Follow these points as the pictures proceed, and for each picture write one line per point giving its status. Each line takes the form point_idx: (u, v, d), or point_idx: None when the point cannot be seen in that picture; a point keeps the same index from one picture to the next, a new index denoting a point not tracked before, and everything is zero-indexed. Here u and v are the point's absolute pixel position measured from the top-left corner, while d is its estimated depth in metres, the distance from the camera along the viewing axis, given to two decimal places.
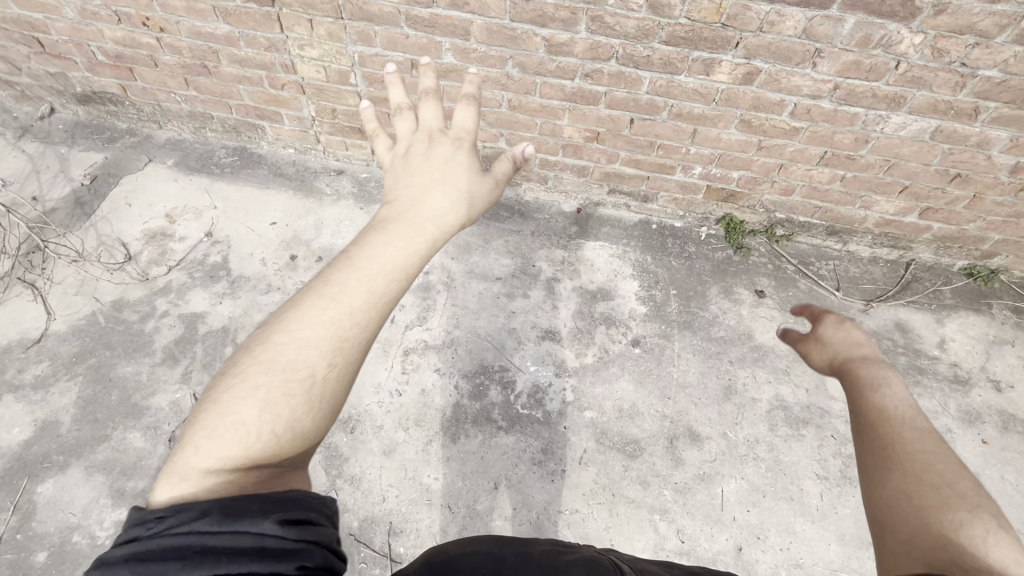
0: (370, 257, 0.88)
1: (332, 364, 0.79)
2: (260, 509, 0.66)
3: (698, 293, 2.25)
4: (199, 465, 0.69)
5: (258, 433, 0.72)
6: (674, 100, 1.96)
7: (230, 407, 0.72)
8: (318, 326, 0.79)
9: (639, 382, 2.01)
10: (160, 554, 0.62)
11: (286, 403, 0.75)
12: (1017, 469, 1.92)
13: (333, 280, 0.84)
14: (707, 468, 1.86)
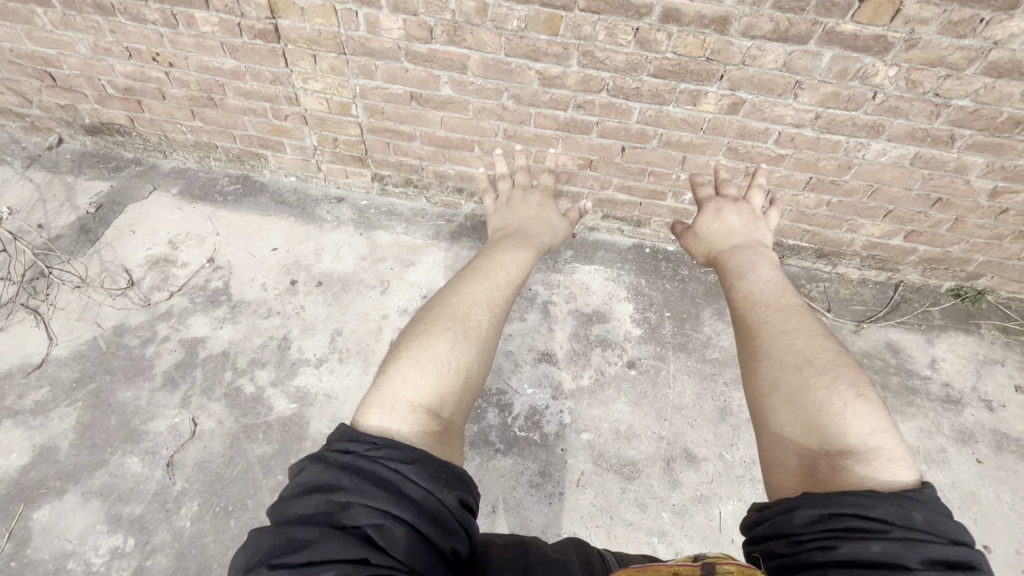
0: (488, 273, 1.38)
1: (480, 339, 1.21)
2: (440, 482, 0.90)
3: (691, 315, 2.29)
4: (405, 397, 1.02)
5: (449, 363, 1.11)
6: (663, 129, 2.04)
7: (430, 346, 1.12)
8: (471, 303, 1.26)
9: (635, 404, 2.03)
10: (372, 478, 0.88)
11: (460, 343, 1.15)
12: (1013, 489, 1.93)
13: (469, 283, 1.33)
14: (704, 489, 1.86)
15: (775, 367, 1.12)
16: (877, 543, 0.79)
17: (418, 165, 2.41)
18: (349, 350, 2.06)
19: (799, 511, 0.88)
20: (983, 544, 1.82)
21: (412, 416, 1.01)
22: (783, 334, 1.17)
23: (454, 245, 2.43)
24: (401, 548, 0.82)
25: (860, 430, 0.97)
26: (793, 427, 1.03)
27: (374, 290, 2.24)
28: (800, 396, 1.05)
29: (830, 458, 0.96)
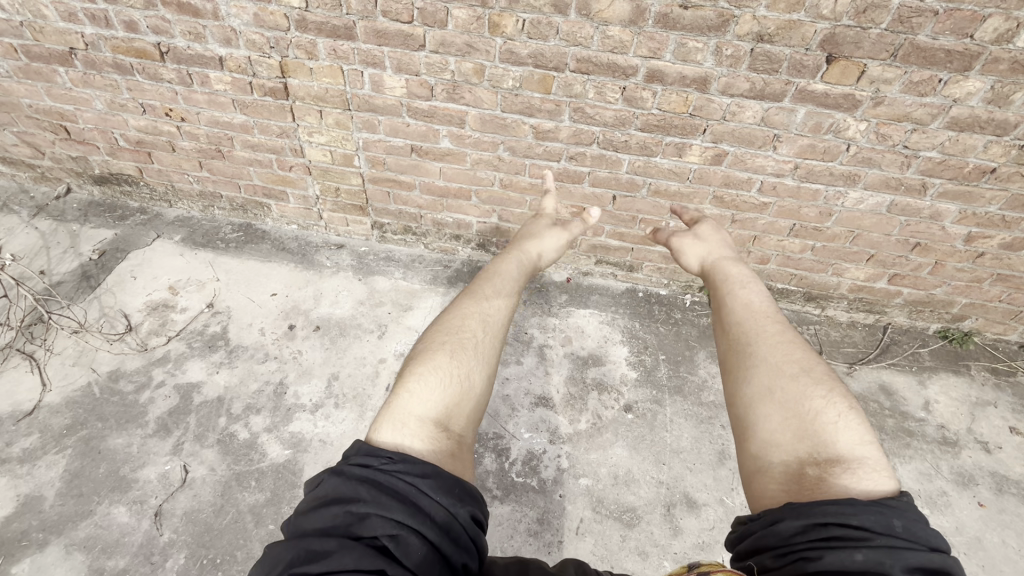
0: (491, 290, 1.40)
1: (487, 352, 1.22)
2: (455, 497, 0.92)
3: (686, 358, 2.31)
4: (415, 413, 1.04)
5: (458, 376, 1.12)
6: (652, 179, 2.14)
7: (436, 359, 1.14)
8: (477, 317, 1.28)
9: (633, 448, 2.02)
10: (389, 490, 0.89)
11: (469, 357, 1.17)
12: (1018, 533, 1.90)
13: (473, 300, 1.35)
14: (707, 536, 1.82)
15: (757, 377, 1.16)
16: (859, 552, 0.82)
17: (417, 213, 2.49)
18: (345, 395, 2.05)
19: (784, 522, 0.91)
20: None
21: (425, 430, 1.02)
22: (762, 345, 1.22)
23: (451, 289, 2.47)
24: (417, 561, 0.82)
25: (846, 441, 1.02)
26: (782, 435, 1.06)
27: (372, 334, 2.26)
28: (784, 405, 1.09)
29: (819, 468, 0.99)
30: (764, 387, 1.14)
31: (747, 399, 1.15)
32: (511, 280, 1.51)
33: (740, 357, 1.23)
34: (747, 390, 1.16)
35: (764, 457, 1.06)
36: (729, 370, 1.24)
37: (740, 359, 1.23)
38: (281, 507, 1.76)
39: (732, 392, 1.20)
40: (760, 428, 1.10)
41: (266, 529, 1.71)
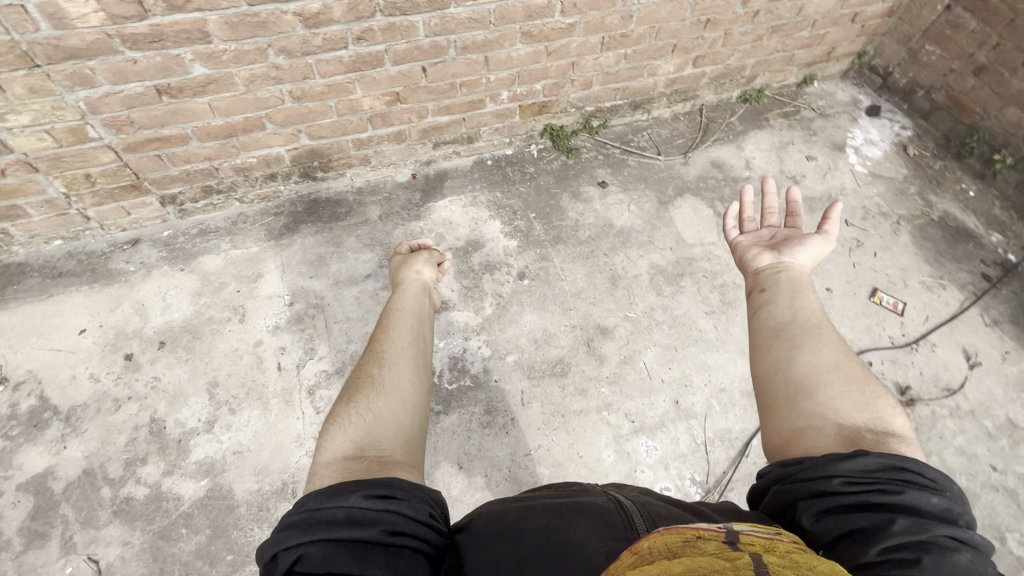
0: (398, 322, 1.34)
1: (401, 378, 1.14)
2: (346, 492, 0.87)
3: (553, 207, 2.36)
4: (328, 456, 0.98)
5: (369, 410, 1.06)
6: (454, 36, 1.92)
7: (347, 403, 1.08)
8: (388, 351, 1.21)
9: (540, 309, 2.10)
10: (287, 522, 0.85)
11: (381, 392, 1.10)
12: (830, 237, 2.39)
13: (382, 336, 1.27)
14: (626, 351, 2.03)
15: (821, 350, 1.04)
16: (934, 497, 0.80)
17: (210, 167, 2.05)
18: (237, 396, 1.82)
19: (861, 457, 0.85)
20: (826, 287, 2.25)
21: (341, 467, 0.95)
22: (826, 327, 1.09)
23: (295, 236, 2.17)
24: (332, 557, 0.79)
25: (900, 421, 0.95)
26: (844, 405, 0.95)
27: (232, 322, 1.96)
28: (846, 378, 0.99)
29: (876, 433, 0.92)
30: (826, 359, 1.02)
31: (805, 365, 1.02)
32: (417, 306, 1.45)
33: (800, 330, 1.09)
34: (805, 359, 1.03)
35: (818, 414, 0.95)
36: (783, 336, 1.09)
37: (790, 332, 1.09)
38: (231, 534, 1.61)
39: (781, 356, 1.06)
40: (822, 393, 0.97)
41: (226, 561, 1.57)
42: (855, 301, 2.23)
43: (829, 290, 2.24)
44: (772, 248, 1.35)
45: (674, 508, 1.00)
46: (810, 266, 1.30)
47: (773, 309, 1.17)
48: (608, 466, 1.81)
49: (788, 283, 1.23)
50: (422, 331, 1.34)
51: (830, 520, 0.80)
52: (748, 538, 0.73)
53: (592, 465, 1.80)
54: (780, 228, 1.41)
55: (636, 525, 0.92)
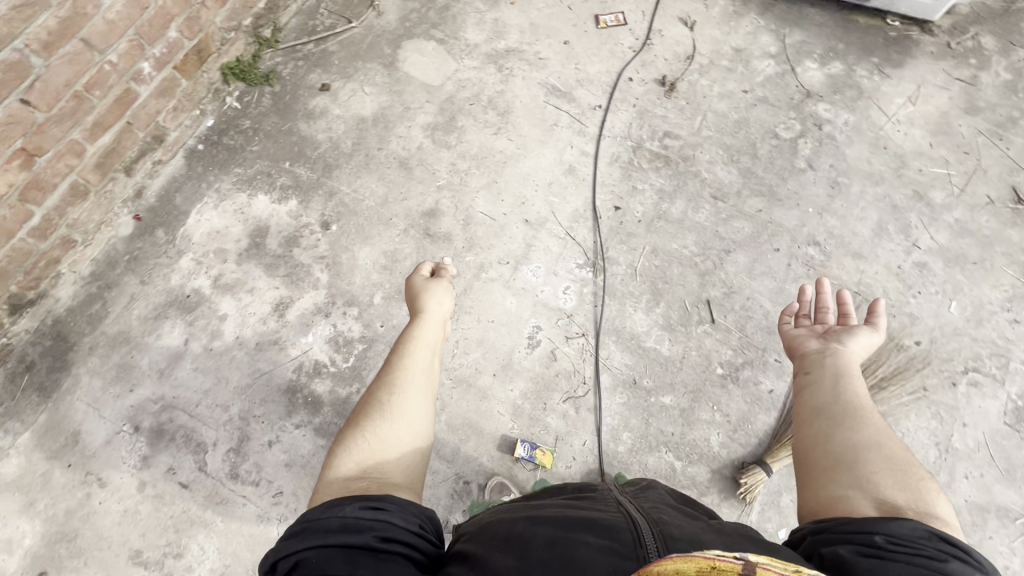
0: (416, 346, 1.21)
1: (414, 412, 1.09)
2: (340, 505, 0.89)
3: (299, 141, 2.15)
4: (335, 476, 0.99)
5: (379, 437, 1.04)
6: (17, 40, 1.50)
7: (361, 423, 1.06)
8: (406, 381, 1.13)
9: (366, 239, 2.00)
10: (289, 533, 0.87)
11: (396, 421, 1.07)
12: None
13: (399, 360, 1.18)
14: (461, 214, 2.04)
15: (868, 428, 0.96)
16: (980, 573, 0.76)
17: None
18: (170, 541, 1.62)
19: (906, 521, 0.81)
20: (564, 42, 2.36)
21: (347, 487, 0.97)
22: (872, 411, 1.00)
23: (74, 368, 1.78)
24: (329, 561, 0.81)
25: (946, 507, 0.87)
26: (887, 484, 0.88)
27: (94, 491, 1.66)
28: (891, 458, 0.91)
29: (917, 513, 0.84)
30: (872, 435, 0.95)
31: (849, 442, 0.95)
32: (436, 321, 1.28)
33: (844, 409, 1.01)
34: (850, 438, 0.95)
35: (860, 488, 0.88)
36: (823, 417, 1.01)
37: (837, 412, 1.01)
38: None
39: (821, 432, 0.99)
40: (863, 466, 0.91)
41: None
42: (591, 36, 2.37)
43: (567, 43, 2.35)
44: (818, 332, 1.21)
45: (686, 522, 0.93)
46: (861, 353, 1.14)
47: (815, 391, 1.08)
48: (517, 309, 1.89)
49: (835, 364, 1.10)
50: (434, 361, 1.21)
51: (866, 561, 0.76)
52: (765, 572, 0.64)
53: (505, 319, 1.88)
54: (824, 309, 1.25)
55: (645, 539, 0.85)
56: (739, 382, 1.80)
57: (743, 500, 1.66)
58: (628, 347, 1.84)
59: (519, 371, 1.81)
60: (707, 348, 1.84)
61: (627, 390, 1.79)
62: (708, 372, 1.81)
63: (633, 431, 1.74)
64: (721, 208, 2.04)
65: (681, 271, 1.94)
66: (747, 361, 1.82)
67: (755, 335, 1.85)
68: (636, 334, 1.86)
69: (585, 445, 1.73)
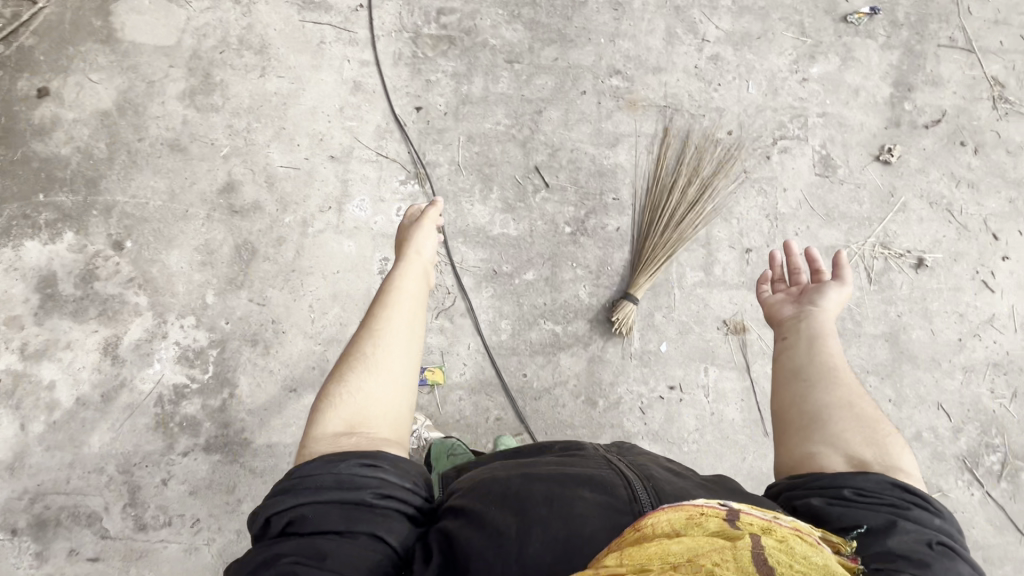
0: (402, 294, 1.08)
1: (400, 364, 0.98)
2: (333, 467, 0.84)
3: (48, 173, 1.80)
4: (322, 432, 0.91)
5: (364, 392, 0.94)
6: None
7: (347, 376, 0.95)
8: (392, 332, 1.01)
9: (170, 242, 1.79)
10: (284, 484, 0.85)
11: (383, 375, 0.96)
12: None
13: (381, 310, 1.04)
14: (260, 176, 1.84)
15: (841, 386, 0.98)
16: (937, 517, 0.83)
17: None
18: None
19: (868, 475, 0.87)
20: None
21: (334, 445, 0.89)
22: (846, 371, 1.01)
23: None
24: (327, 521, 0.80)
25: (911, 458, 0.93)
26: (856, 438, 0.92)
27: None
28: (861, 415, 0.95)
29: (882, 465, 0.90)
30: (847, 392, 0.97)
31: (824, 399, 0.97)
32: (419, 267, 1.15)
33: (820, 367, 1.01)
34: (824, 396, 0.97)
35: (834, 444, 0.92)
36: (797, 377, 1.02)
37: (815, 374, 1.01)
38: None
39: (797, 392, 1.00)
40: (835, 424, 0.94)
41: None
42: None
43: None
44: (792, 294, 1.19)
45: (675, 479, 0.90)
46: (833, 311, 1.14)
47: (790, 352, 1.07)
48: (358, 251, 1.81)
49: (814, 327, 1.09)
50: (419, 310, 1.08)
51: (836, 510, 0.82)
52: (748, 517, 0.63)
53: (349, 264, 1.80)
54: (795, 267, 1.22)
55: (637, 494, 0.84)
56: (588, 232, 1.84)
57: (622, 335, 1.76)
58: (478, 243, 1.82)
59: None
60: (550, 213, 1.85)
61: (491, 282, 1.79)
62: (558, 235, 1.83)
63: (510, 317, 1.77)
64: (520, 70, 1.94)
65: (502, 149, 1.89)
66: (589, 210, 1.85)
67: (589, 183, 1.87)
68: (481, 227, 1.83)
69: (471, 348, 1.75)
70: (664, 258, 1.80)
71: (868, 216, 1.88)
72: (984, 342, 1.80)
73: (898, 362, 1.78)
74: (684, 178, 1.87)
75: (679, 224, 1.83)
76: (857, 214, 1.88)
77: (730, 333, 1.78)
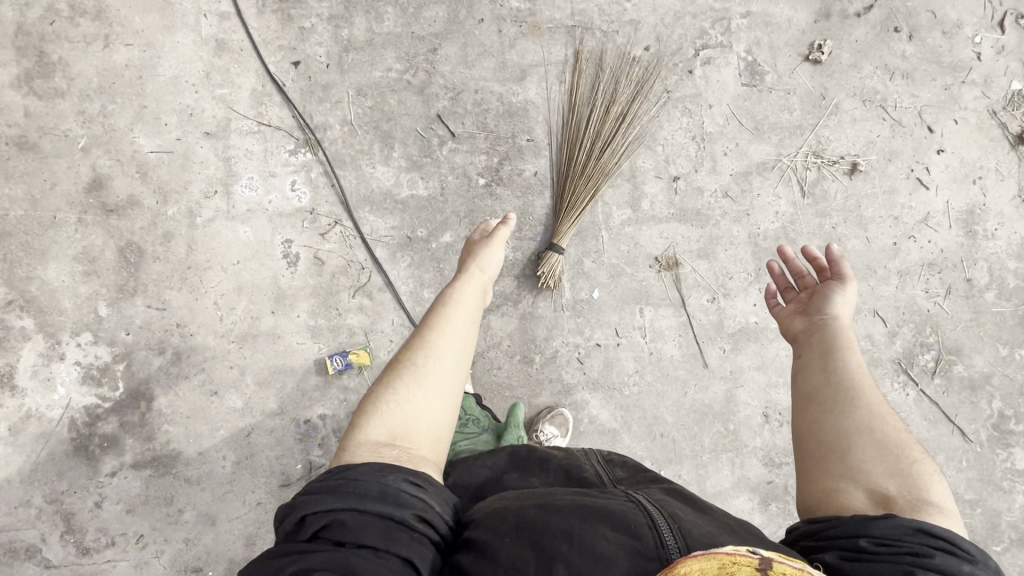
0: (460, 308, 1.06)
1: (448, 379, 0.95)
2: (381, 477, 0.79)
3: None
4: (364, 439, 0.87)
5: (413, 402, 0.91)
6: None
7: (398, 384, 0.92)
8: (449, 345, 0.98)
9: (43, 255, 1.61)
10: (327, 484, 0.79)
11: (434, 387, 0.93)
12: None
13: (441, 321, 1.02)
14: (129, 166, 1.63)
15: (867, 403, 0.91)
16: (969, 567, 0.75)
17: None
18: None
19: (893, 518, 0.78)
20: None
21: (376, 452, 0.85)
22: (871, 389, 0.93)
23: None
24: (365, 535, 0.73)
25: (942, 490, 0.83)
26: (880, 470, 0.84)
27: None
28: (889, 440, 0.87)
29: (908, 500, 0.81)
30: (873, 414, 0.90)
31: (847, 427, 0.89)
32: (476, 280, 1.13)
33: (842, 386, 0.94)
34: (847, 421, 0.90)
35: (855, 480, 0.85)
36: (816, 403, 0.94)
37: (830, 396, 0.94)
38: None
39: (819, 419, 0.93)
40: (859, 455, 0.86)
41: None
42: None
43: None
44: (804, 302, 1.14)
45: (702, 519, 0.81)
46: (848, 316, 1.08)
47: (809, 371, 1.00)
48: (256, 236, 1.65)
49: (832, 338, 1.03)
50: (472, 325, 1.05)
51: (853, 565, 0.75)
52: (781, 567, 0.59)
53: (249, 252, 1.65)
54: (800, 272, 1.19)
55: (664, 536, 0.76)
56: (504, 181, 1.69)
57: (551, 288, 1.67)
58: (386, 210, 1.67)
59: (295, 294, 1.64)
60: (461, 165, 1.69)
61: (406, 250, 1.67)
62: (472, 189, 1.69)
63: (432, 285, 1.67)
64: (405, 2, 1.69)
65: (398, 99, 1.68)
66: (503, 156, 1.70)
67: (499, 126, 1.70)
68: (387, 192, 1.67)
69: (396, 323, 1.66)
70: (586, 200, 1.66)
71: (799, 124, 1.76)
72: (919, 242, 1.76)
73: None
74: (601, 106, 1.69)
75: (599, 159, 1.67)
76: (787, 123, 1.75)
77: (663, 270, 1.71)
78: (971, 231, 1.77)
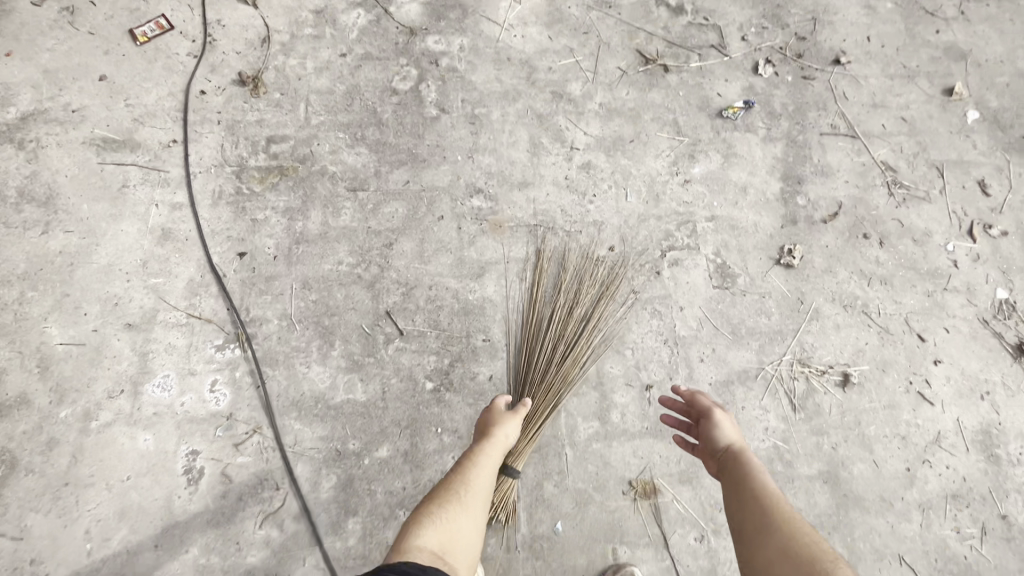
0: (494, 438, 1.23)
1: (478, 506, 1.13)
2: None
3: None
4: (419, 545, 1.00)
5: (456, 520, 1.07)
6: None
7: (447, 505, 1.09)
8: (481, 474, 1.17)
9: None
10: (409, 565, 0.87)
11: (472, 510, 1.11)
12: (31, 33, 1.71)
13: (477, 455, 1.20)
14: (29, 359, 1.45)
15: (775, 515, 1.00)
16: None
17: None
18: None
19: None
20: (100, 77, 1.70)
21: (431, 556, 0.98)
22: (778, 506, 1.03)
23: None
24: None
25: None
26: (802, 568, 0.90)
27: None
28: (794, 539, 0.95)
29: None
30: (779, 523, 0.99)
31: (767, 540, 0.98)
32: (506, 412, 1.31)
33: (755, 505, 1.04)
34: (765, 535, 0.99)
35: None
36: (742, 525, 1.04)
37: (749, 521, 1.03)
38: None
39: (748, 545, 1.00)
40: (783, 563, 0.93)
41: None
42: (141, 58, 1.74)
43: (106, 79, 1.70)
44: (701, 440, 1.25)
45: None
46: (738, 439, 1.20)
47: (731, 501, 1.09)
48: (157, 445, 1.40)
49: (735, 467, 1.13)
50: (499, 453, 1.23)
51: None
52: None
53: (145, 466, 1.39)
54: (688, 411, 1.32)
55: None
56: (454, 386, 1.51)
57: (503, 522, 1.41)
58: (316, 417, 1.45)
59: (190, 522, 1.36)
60: (407, 366, 1.52)
61: (333, 467, 1.42)
62: (418, 394, 1.50)
63: (359, 514, 1.40)
64: (365, 198, 1.66)
65: (345, 293, 1.56)
66: (454, 357, 1.53)
67: (453, 324, 1.56)
68: (319, 395, 1.47)
69: (312, 563, 1.37)
70: (544, 417, 1.45)
71: (779, 330, 1.63)
72: (935, 468, 1.53)
73: (842, 509, 1.49)
74: (562, 311, 1.55)
75: (559, 370, 1.48)
76: (766, 328, 1.63)
77: (638, 498, 1.47)
78: (992, 456, 1.55)
